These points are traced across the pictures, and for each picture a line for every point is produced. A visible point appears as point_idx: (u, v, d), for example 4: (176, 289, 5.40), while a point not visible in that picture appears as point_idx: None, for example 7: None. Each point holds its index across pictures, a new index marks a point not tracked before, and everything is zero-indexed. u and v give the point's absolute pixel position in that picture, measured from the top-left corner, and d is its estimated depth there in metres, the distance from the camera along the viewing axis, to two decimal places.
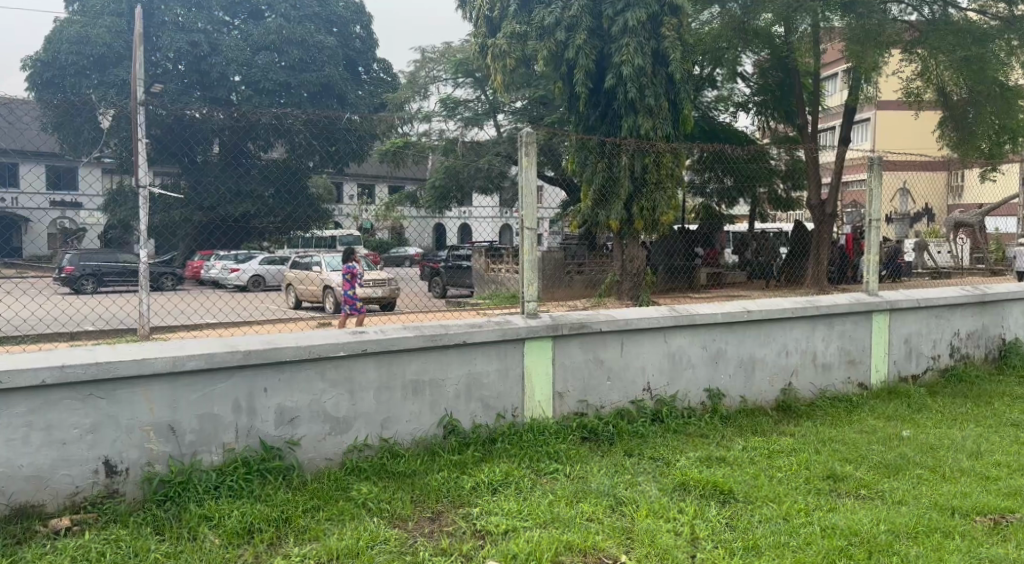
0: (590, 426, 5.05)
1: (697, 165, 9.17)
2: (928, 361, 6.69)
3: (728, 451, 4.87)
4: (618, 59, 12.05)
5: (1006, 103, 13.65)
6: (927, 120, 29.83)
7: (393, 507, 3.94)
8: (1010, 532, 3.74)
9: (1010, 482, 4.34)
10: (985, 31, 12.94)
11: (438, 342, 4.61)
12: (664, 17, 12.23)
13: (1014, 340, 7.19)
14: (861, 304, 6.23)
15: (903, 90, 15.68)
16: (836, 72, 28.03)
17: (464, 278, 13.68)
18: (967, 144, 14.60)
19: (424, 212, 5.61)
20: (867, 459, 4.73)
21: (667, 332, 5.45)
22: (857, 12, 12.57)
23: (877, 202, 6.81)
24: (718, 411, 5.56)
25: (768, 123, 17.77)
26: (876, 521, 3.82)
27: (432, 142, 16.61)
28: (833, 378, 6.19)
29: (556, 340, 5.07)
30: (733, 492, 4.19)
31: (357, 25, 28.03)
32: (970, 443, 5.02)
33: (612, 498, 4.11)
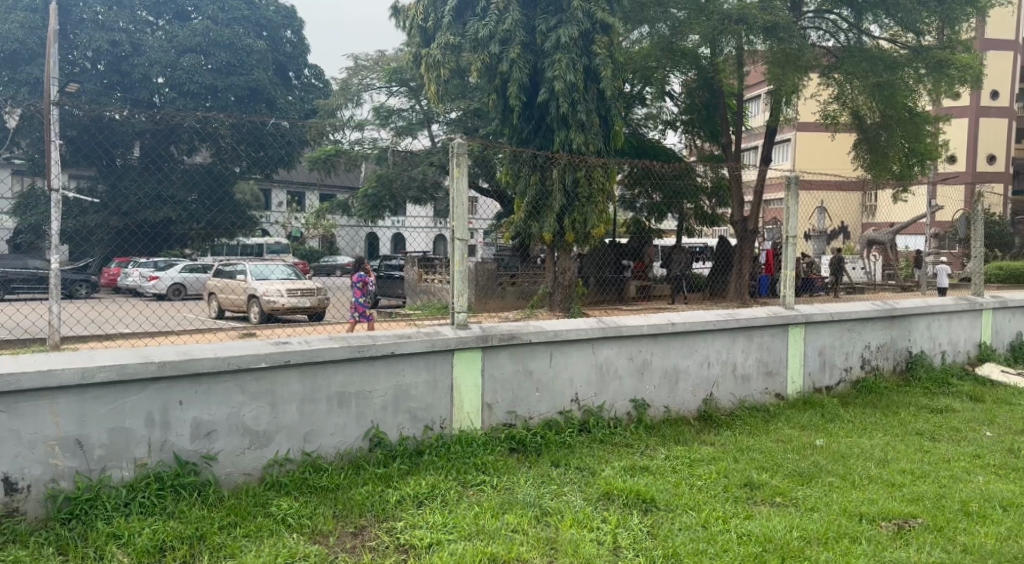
0: (518, 437, 5.07)
1: (628, 180, 9.35)
2: (840, 372, 6.98)
3: (651, 461, 4.96)
4: (550, 74, 12.19)
5: (915, 126, 14.73)
6: (841, 141, 31.26)
7: (314, 522, 3.86)
8: (912, 535, 3.93)
9: (913, 488, 4.56)
10: (895, 58, 13.49)
11: (364, 353, 4.55)
12: (596, 35, 12.39)
13: (920, 353, 7.56)
14: (778, 317, 6.47)
15: (821, 112, 16.37)
16: (758, 94, 29.12)
17: (395, 288, 13.54)
18: (879, 165, 15.36)
19: (355, 221, 5.66)
20: (783, 467, 4.90)
21: (595, 343, 5.53)
22: (778, 37, 13.06)
23: (794, 220, 7.13)
24: (643, 421, 5.66)
25: (695, 141, 18.27)
26: (790, 528, 3.96)
27: (364, 151, 16.40)
28: (751, 388, 6.40)
29: (485, 351, 5.07)
30: (655, 500, 4.28)
31: (288, 29, 27.63)
32: (878, 451, 5.26)
33: (537, 508, 4.14)
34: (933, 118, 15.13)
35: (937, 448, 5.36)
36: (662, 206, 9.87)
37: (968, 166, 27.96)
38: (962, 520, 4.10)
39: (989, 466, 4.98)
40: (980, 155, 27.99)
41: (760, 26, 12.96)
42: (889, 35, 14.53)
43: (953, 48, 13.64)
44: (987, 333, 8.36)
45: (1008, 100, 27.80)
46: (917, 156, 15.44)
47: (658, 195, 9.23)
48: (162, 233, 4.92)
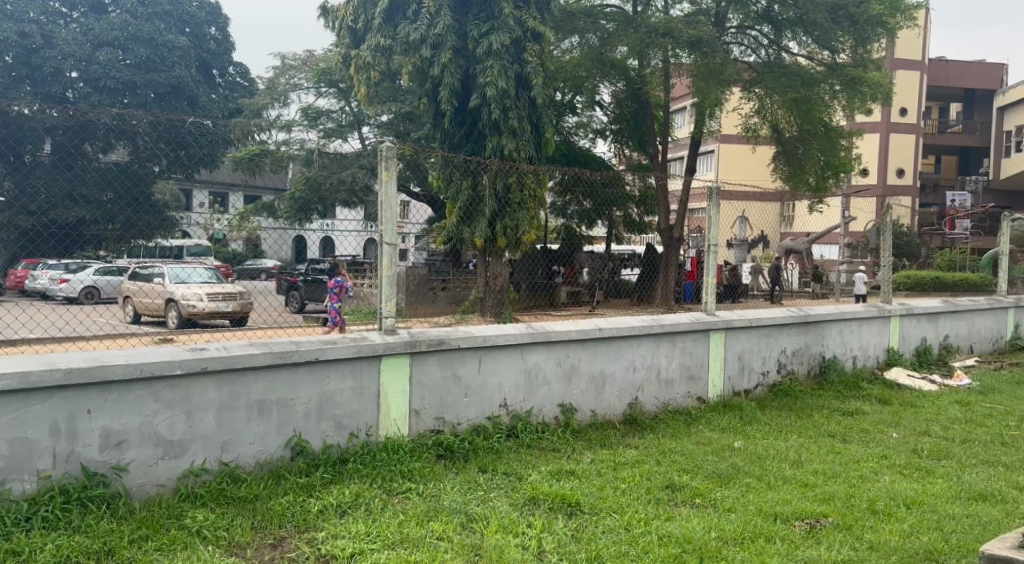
0: (445, 444, 5.04)
1: (559, 188, 9.43)
2: (758, 376, 7.23)
3: (577, 465, 5.02)
4: (482, 80, 12.20)
5: (829, 141, 15.43)
6: (762, 154, 32.42)
7: (231, 534, 3.75)
8: (822, 534, 4.10)
9: (824, 488, 4.76)
10: (812, 75, 14.07)
11: (286, 360, 4.45)
12: (527, 43, 12.49)
13: (832, 358, 7.90)
14: (700, 323, 6.65)
15: (742, 125, 16.93)
16: (684, 106, 29.89)
17: (320, 294, 13.26)
18: (797, 177, 16.00)
19: (281, 223, 5.45)
20: (703, 469, 5.04)
21: (523, 349, 5.56)
22: (702, 51, 13.44)
23: (715, 229, 7.37)
24: (570, 426, 5.73)
25: (624, 150, 18.63)
26: (708, 529, 4.07)
27: (292, 152, 16.06)
28: (674, 393, 6.56)
29: (413, 356, 5.03)
30: (580, 504, 4.33)
31: (211, 26, 26.86)
32: (792, 452, 5.47)
33: (463, 515, 4.13)
34: (847, 133, 15.85)
35: (847, 449, 5.61)
36: (593, 214, 9.93)
37: (878, 179, 29.41)
38: (868, 519, 4.30)
39: (895, 466, 5.24)
40: (889, 169, 29.47)
41: (685, 39, 13.30)
42: (807, 52, 15.12)
43: (865, 67, 14.33)
44: (894, 339, 8.80)
45: (915, 117, 29.38)
46: (832, 169, 16.16)
47: (588, 203, 9.36)
48: (72, 235, 4.68)
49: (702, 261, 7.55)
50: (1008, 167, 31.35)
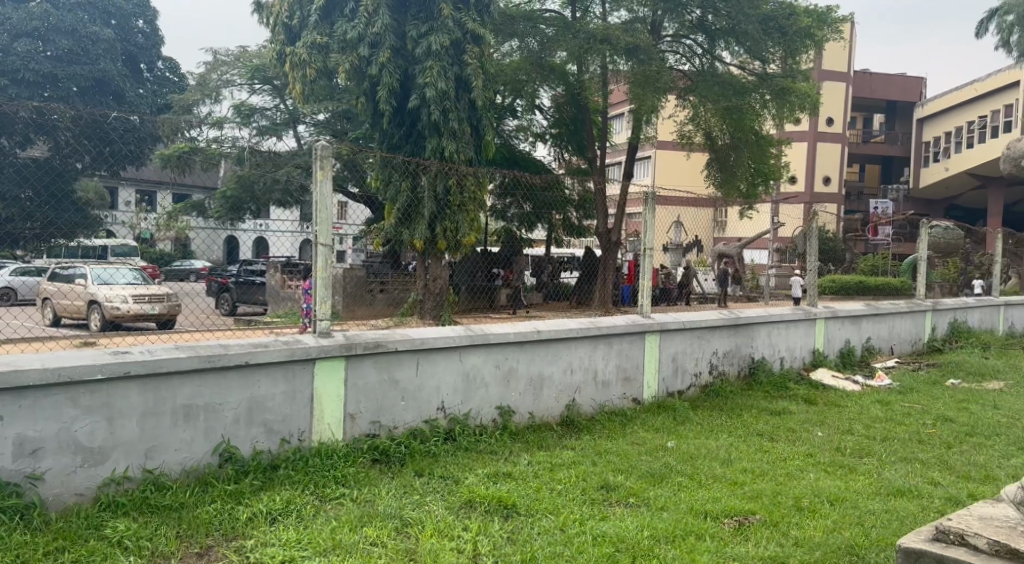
0: (381, 448, 4.98)
1: (500, 190, 9.40)
2: (691, 377, 7.40)
3: (514, 466, 5.04)
4: (421, 80, 12.12)
5: (760, 149, 16.05)
6: (697, 160, 33.16)
7: (155, 544, 3.62)
8: (750, 531, 4.21)
9: (753, 486, 4.90)
10: (743, 84, 14.49)
11: (214, 364, 4.32)
12: (467, 45, 12.47)
13: (761, 359, 8.14)
14: (636, 325, 6.75)
15: (678, 132, 17.31)
16: (622, 112, 30.32)
17: (250, 294, 12.97)
18: (730, 184, 16.43)
19: (213, 223, 5.42)
20: (637, 468, 5.13)
21: (462, 351, 5.55)
22: (639, 58, 13.68)
23: (650, 233, 7.53)
24: (508, 428, 5.73)
25: (563, 154, 18.78)
26: (641, 528, 4.14)
27: (224, 150, 15.61)
28: (610, 394, 6.64)
29: (349, 360, 4.96)
30: (516, 505, 4.34)
31: (139, 19, 25.93)
32: (723, 452, 5.61)
33: (397, 520, 4.09)
34: (776, 142, 16.39)
35: (775, 447, 5.79)
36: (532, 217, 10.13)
37: (806, 187, 30.51)
38: (794, 515, 4.44)
39: (820, 464, 5.44)
40: (816, 177, 30.60)
41: (622, 46, 13.48)
42: (739, 62, 15.50)
43: (794, 77, 14.84)
44: (820, 341, 9.12)
45: (840, 127, 30.58)
46: (762, 177, 16.69)
47: (528, 206, 9.38)
48: None
49: (638, 264, 7.69)
50: (926, 176, 32.97)
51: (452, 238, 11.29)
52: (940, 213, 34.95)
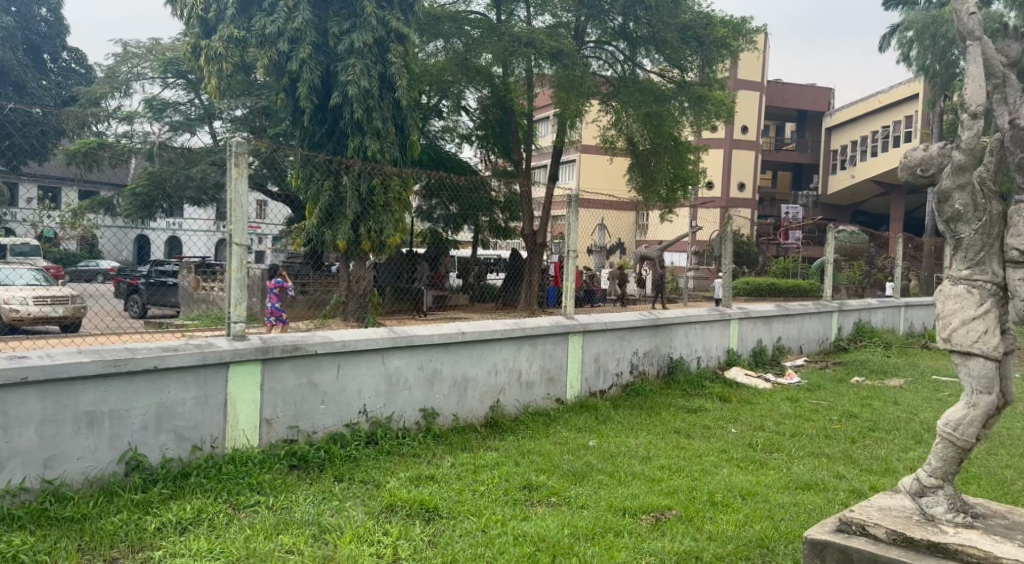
0: (299, 453, 4.86)
1: (425, 191, 9.33)
2: (613, 377, 7.53)
3: (437, 469, 5.00)
4: (343, 78, 11.91)
5: (678, 154, 16.38)
6: (619, 164, 33.79)
7: (53, 558, 3.44)
8: (666, 526, 4.32)
9: (671, 482, 5.03)
10: (664, 91, 14.84)
11: (120, 368, 4.14)
12: (390, 44, 12.35)
13: (679, 358, 8.36)
14: (560, 326, 6.82)
15: (601, 136, 17.59)
16: (547, 116, 30.60)
17: (165, 297, 12.51)
18: (650, 189, 16.79)
19: (122, 221, 5.09)
20: (559, 468, 5.18)
21: (385, 354, 5.47)
22: (563, 63, 13.79)
23: (574, 235, 7.63)
24: (431, 430, 5.69)
25: (489, 156, 18.80)
26: (562, 527, 4.18)
27: (135, 146, 14.93)
28: (534, 394, 6.69)
29: (265, 363, 4.82)
30: (438, 508, 4.31)
31: (42, 6, 24.57)
32: (642, 450, 5.73)
33: (315, 526, 4.00)
34: (694, 148, 16.86)
35: (691, 444, 5.97)
36: (458, 219, 10.11)
37: (722, 192, 31.53)
38: (708, 510, 4.58)
39: (733, 460, 5.63)
40: (733, 183, 31.69)
41: (547, 50, 13.54)
42: (659, 70, 15.84)
43: (711, 86, 15.27)
44: (734, 341, 9.43)
45: (755, 135, 31.74)
46: (680, 182, 17.13)
47: (454, 207, 9.32)
48: None
49: (563, 266, 7.75)
50: (835, 184, 34.57)
51: (377, 239, 11.14)
52: (847, 218, 36.74)
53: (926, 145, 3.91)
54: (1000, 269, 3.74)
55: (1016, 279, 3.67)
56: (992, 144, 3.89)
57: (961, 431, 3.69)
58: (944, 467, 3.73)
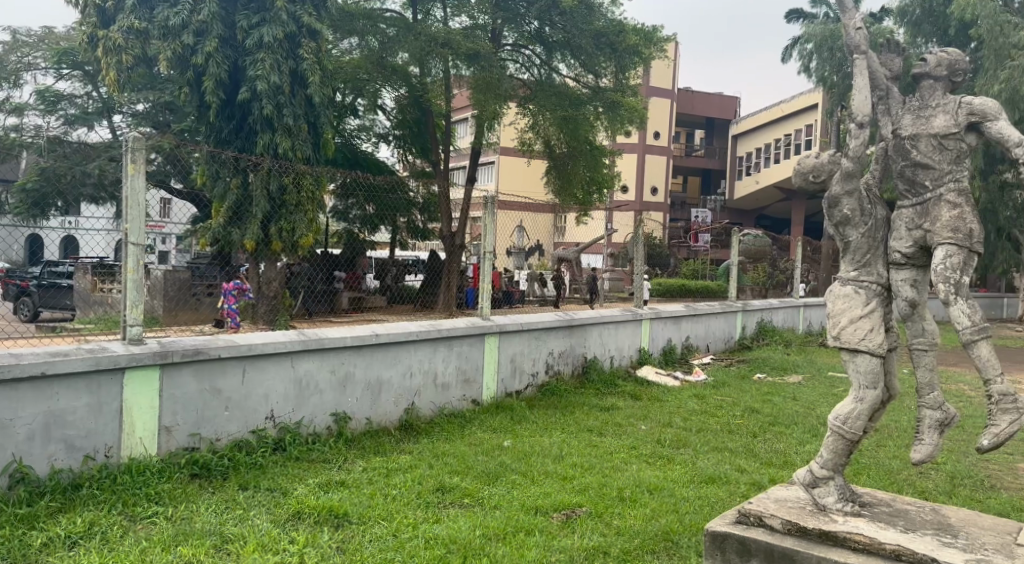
0: (201, 461, 4.68)
1: (341, 191, 9.17)
2: (529, 377, 7.58)
3: (347, 474, 4.91)
4: (252, 73, 11.56)
5: (594, 158, 16.67)
6: (537, 167, 34.11)
7: None
8: (576, 523, 4.39)
9: (581, 480, 5.11)
10: (578, 96, 15.07)
11: (2, 375, 3.89)
12: (302, 39, 12.07)
13: (593, 358, 8.50)
14: (476, 327, 6.82)
15: (519, 138, 17.71)
16: (465, 117, 30.56)
17: (59, 299, 11.77)
18: (566, 191, 16.99)
19: (11, 219, 4.81)
20: (472, 469, 5.18)
21: (294, 357, 5.34)
22: (480, 64, 13.80)
23: (490, 236, 7.65)
24: (343, 435, 5.59)
25: (406, 156, 18.64)
26: (473, 527, 4.19)
27: (25, 140, 14.05)
28: (449, 396, 6.66)
29: (164, 368, 4.63)
30: (347, 514, 4.24)
31: None
32: (555, 448, 5.80)
33: (217, 536, 3.86)
34: (608, 151, 17.21)
35: (602, 442, 6.08)
36: (375, 219, 10.00)
37: (637, 196, 32.30)
38: (617, 506, 4.68)
39: (642, 455, 5.78)
40: (646, 186, 32.50)
41: (463, 51, 13.51)
42: (574, 75, 16.08)
43: (625, 92, 15.61)
44: (645, 340, 9.66)
45: (668, 141, 32.65)
46: (595, 185, 17.43)
47: (370, 207, 9.18)
48: None
49: (479, 267, 7.75)
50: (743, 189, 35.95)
51: (288, 238, 10.67)
52: (753, 222, 38.30)
53: (818, 152, 4.08)
54: (884, 271, 3.98)
55: (898, 279, 3.97)
56: (877, 152, 4.18)
57: (849, 424, 3.88)
58: (835, 458, 3.92)
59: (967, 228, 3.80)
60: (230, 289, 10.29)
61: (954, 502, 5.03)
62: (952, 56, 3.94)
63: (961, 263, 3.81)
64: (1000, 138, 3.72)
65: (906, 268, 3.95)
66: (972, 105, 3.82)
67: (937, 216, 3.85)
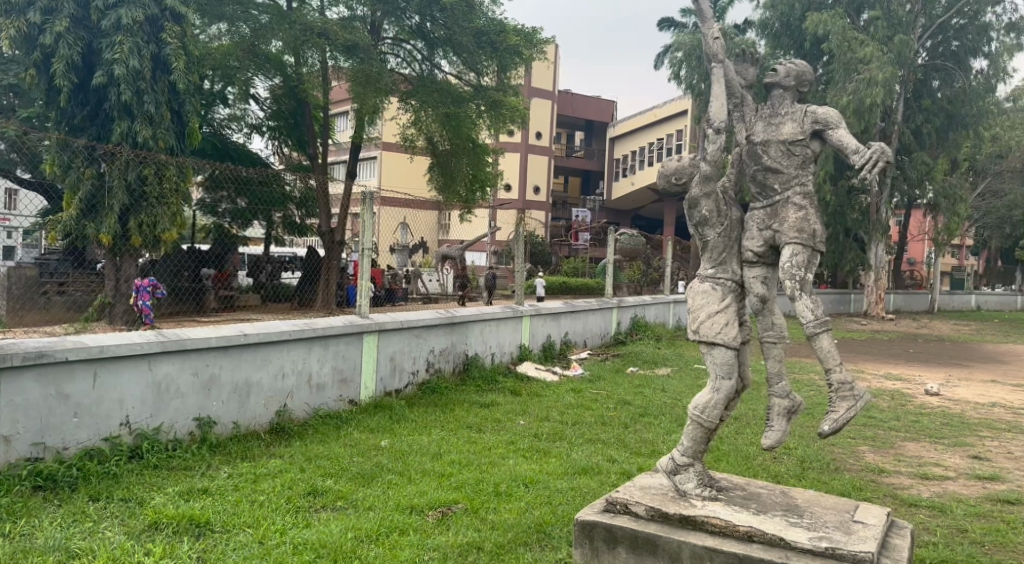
0: (45, 473, 4.35)
1: (211, 183, 8.76)
2: (408, 375, 7.52)
3: (211, 481, 4.70)
4: (109, 56, 10.85)
5: (477, 156, 16.74)
6: (420, 163, 33.86)
7: None
8: (452, 520, 4.40)
9: (458, 476, 5.13)
10: (459, 93, 15.09)
11: None
12: (165, 22, 11.41)
13: (474, 355, 8.55)
14: (353, 326, 6.68)
15: (401, 134, 17.54)
16: (345, 110, 29.85)
17: None
18: (450, 189, 17.00)
19: None
20: (347, 470, 5.09)
21: (152, 359, 5.06)
22: (359, 57, 13.56)
23: (368, 232, 7.51)
24: (207, 440, 5.34)
25: (281, 148, 18.06)
26: (344, 530, 4.11)
27: None
28: (324, 397, 6.49)
29: (3, 373, 4.26)
30: (209, 522, 4.06)
31: None
32: (433, 446, 5.78)
33: (62, 552, 3.59)
34: (490, 150, 17.36)
35: (481, 438, 6.12)
36: (248, 213, 9.64)
37: (519, 194, 32.72)
38: (493, 501, 4.73)
39: (520, 450, 5.87)
40: (529, 185, 33.00)
41: (340, 42, 13.23)
42: (456, 72, 16.06)
43: (506, 91, 15.78)
44: (525, 337, 9.82)
45: (549, 141, 33.28)
46: (478, 183, 17.53)
47: (243, 201, 8.83)
48: None
49: (358, 264, 7.62)
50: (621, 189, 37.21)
51: (149, 233, 10.22)
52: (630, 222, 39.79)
53: (680, 155, 4.30)
54: (738, 268, 4.23)
55: (750, 277, 4.21)
56: (734, 157, 4.42)
57: (707, 413, 4.10)
58: (694, 446, 4.13)
59: (811, 229, 4.09)
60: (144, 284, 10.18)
61: (803, 484, 5.43)
62: (799, 68, 4.24)
63: (805, 261, 4.10)
64: (839, 145, 4.03)
65: (758, 266, 4.21)
66: (816, 114, 4.12)
67: (785, 218, 4.13)
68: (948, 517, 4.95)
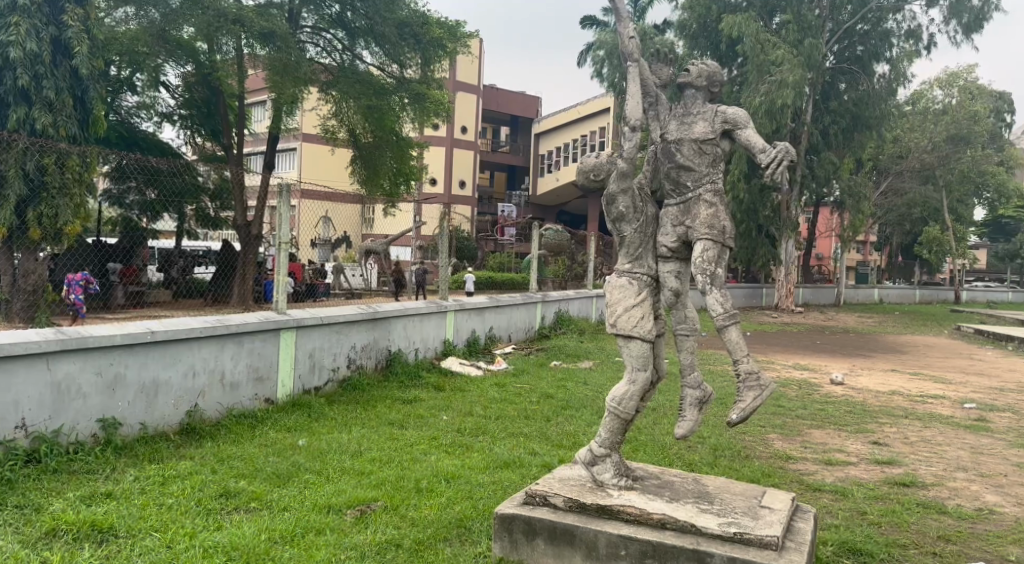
0: None
1: (117, 174, 8.35)
2: (328, 373, 7.39)
3: (116, 485, 4.51)
4: (3, 38, 10.22)
5: (400, 150, 16.56)
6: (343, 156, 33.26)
7: None
8: (369, 518, 4.36)
9: (377, 474, 5.08)
10: (382, 85, 14.90)
11: None
12: (65, 4, 10.86)
13: (397, 351, 8.46)
14: (269, 322, 6.51)
15: (321, 127, 17.18)
16: (263, 99, 28.99)
17: None
18: (372, 182, 16.79)
19: None
20: (261, 471, 4.97)
21: (51, 358, 4.80)
22: (275, 45, 13.16)
23: (285, 226, 7.29)
24: (112, 443, 5.11)
25: (194, 138, 17.44)
26: (258, 532, 4.01)
27: None
28: (239, 396, 6.30)
29: None
30: (113, 528, 3.89)
31: None
32: (352, 444, 5.71)
33: None
34: (414, 144, 17.20)
35: (402, 435, 6.08)
36: (157, 205, 9.27)
37: (444, 188, 32.59)
38: (413, 498, 4.70)
39: (441, 445, 5.86)
40: (454, 179, 32.95)
41: (256, 30, 12.84)
42: (378, 64, 15.76)
43: (430, 85, 15.70)
44: (449, 331, 9.79)
45: (474, 135, 33.22)
46: (403, 175, 17.13)
47: (152, 192, 8.45)
48: None
49: (274, 259, 7.38)
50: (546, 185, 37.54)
51: (49, 226, 9.78)
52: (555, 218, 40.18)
53: (598, 152, 4.35)
54: (653, 263, 4.32)
55: (665, 271, 4.32)
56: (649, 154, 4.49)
57: (624, 405, 4.19)
58: (611, 437, 4.21)
59: (721, 225, 4.24)
60: (76, 279, 10.29)
61: (714, 472, 5.60)
62: (710, 68, 4.37)
63: (715, 256, 4.24)
64: (747, 144, 4.19)
65: (672, 260, 4.32)
66: (726, 114, 4.27)
67: (697, 214, 4.26)
68: (850, 500, 5.21)
